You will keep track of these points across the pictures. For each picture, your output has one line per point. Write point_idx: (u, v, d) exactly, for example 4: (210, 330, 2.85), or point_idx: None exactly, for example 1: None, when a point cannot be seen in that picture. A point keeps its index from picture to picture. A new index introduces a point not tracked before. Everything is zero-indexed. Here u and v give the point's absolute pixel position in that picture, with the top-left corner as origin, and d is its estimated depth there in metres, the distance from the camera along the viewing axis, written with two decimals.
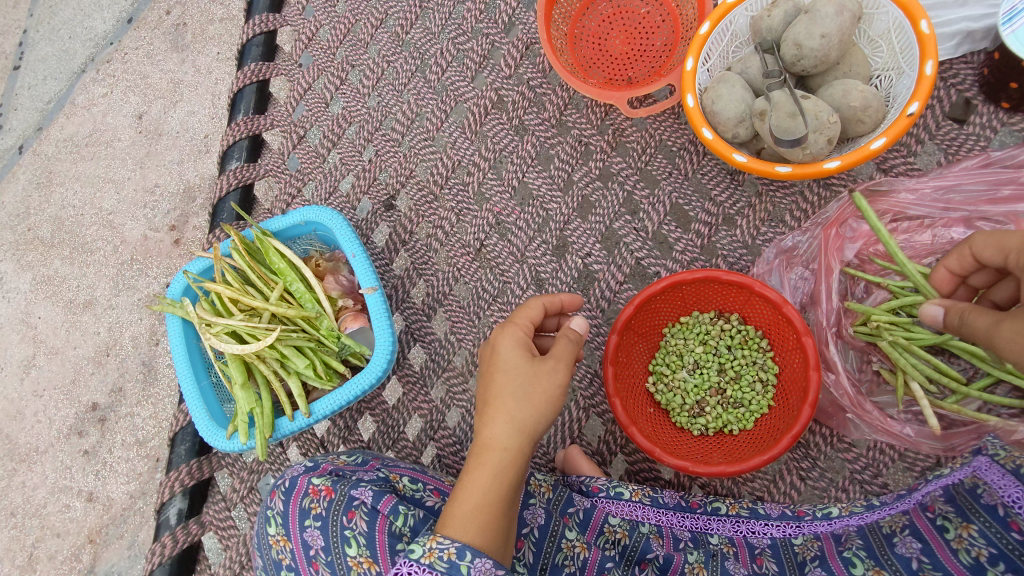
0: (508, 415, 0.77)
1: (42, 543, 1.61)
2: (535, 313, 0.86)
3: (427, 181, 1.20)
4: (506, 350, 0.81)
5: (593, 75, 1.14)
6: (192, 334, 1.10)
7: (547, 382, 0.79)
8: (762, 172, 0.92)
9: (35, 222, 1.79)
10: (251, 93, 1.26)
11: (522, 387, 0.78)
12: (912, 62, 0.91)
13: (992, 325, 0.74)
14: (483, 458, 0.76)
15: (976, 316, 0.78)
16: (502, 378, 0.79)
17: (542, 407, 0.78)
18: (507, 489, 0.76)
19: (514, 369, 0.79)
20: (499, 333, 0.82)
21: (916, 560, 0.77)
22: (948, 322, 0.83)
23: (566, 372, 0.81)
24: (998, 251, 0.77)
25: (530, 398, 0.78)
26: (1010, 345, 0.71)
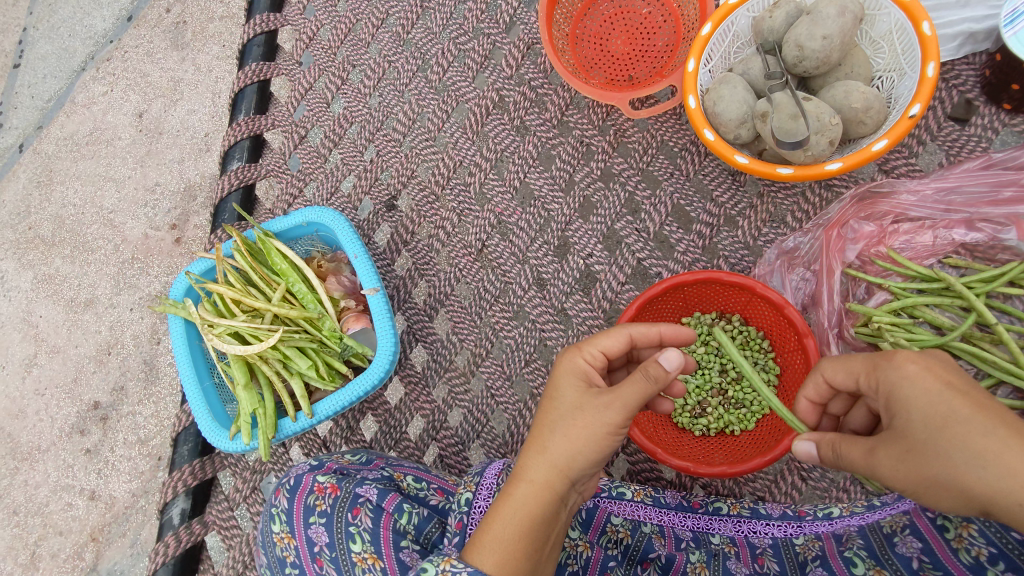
0: (541, 447, 0.72)
1: (44, 541, 1.62)
2: (612, 339, 0.77)
3: (429, 181, 1.20)
4: (562, 379, 0.76)
5: (594, 75, 1.14)
6: (194, 334, 1.10)
7: (590, 418, 0.71)
8: (764, 173, 0.92)
9: (36, 221, 1.79)
10: (252, 94, 1.26)
11: (561, 421, 0.73)
12: (914, 64, 0.91)
13: (865, 456, 0.68)
14: (511, 487, 0.72)
15: (850, 448, 0.70)
16: (549, 407, 0.75)
17: (581, 445, 0.71)
18: (534, 530, 0.70)
19: (560, 400, 0.74)
20: (560, 357, 0.77)
21: (917, 559, 0.78)
22: (826, 457, 0.74)
23: (621, 413, 0.71)
24: (847, 377, 0.73)
25: (568, 432, 0.71)
26: (888, 474, 0.66)
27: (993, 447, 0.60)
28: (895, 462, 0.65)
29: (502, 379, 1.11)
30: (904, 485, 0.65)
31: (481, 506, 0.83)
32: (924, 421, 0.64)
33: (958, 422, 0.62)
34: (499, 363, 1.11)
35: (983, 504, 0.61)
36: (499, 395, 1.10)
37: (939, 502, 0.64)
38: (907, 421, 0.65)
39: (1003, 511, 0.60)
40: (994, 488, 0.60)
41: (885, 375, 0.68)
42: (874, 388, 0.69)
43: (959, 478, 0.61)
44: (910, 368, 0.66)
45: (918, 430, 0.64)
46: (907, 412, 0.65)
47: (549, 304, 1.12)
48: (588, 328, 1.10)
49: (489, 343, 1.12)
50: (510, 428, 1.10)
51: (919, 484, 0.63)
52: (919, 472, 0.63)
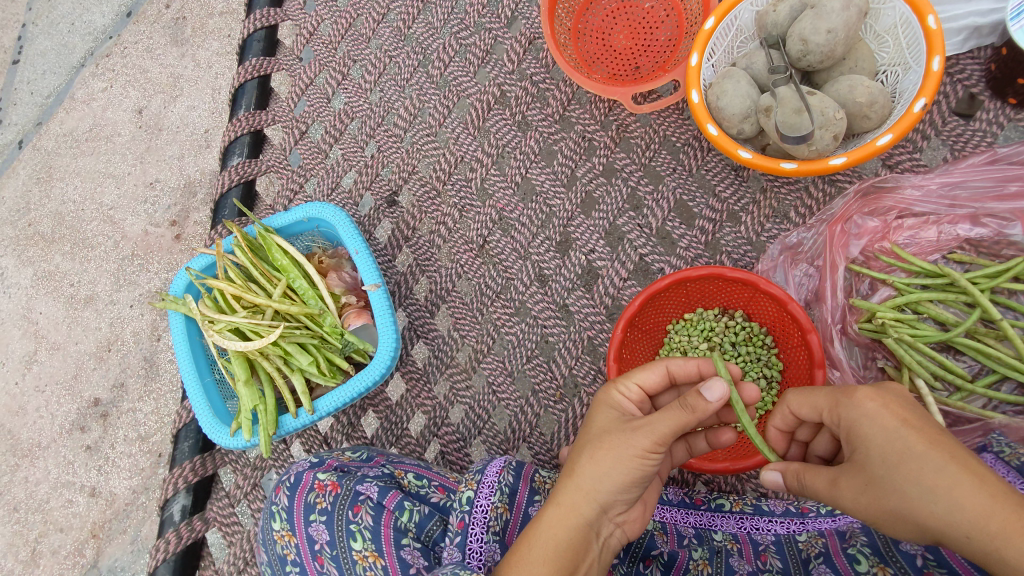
0: (569, 472, 0.71)
1: (45, 537, 1.62)
2: (649, 371, 0.76)
3: (429, 177, 1.19)
4: (597, 412, 0.76)
5: (596, 70, 1.14)
6: (195, 330, 1.10)
7: (615, 440, 0.69)
8: (768, 168, 0.91)
9: (36, 217, 1.79)
10: (252, 89, 1.25)
11: (589, 446, 0.71)
12: (919, 58, 0.90)
13: (828, 488, 0.68)
14: (540, 513, 0.70)
15: (814, 480, 0.70)
16: (582, 436, 0.74)
17: (608, 468, 0.68)
18: (561, 555, 0.66)
19: (592, 429, 0.74)
20: (596, 393, 0.78)
21: (921, 556, 0.75)
22: (791, 486, 0.73)
23: (648, 435, 0.67)
24: (812, 411, 0.72)
25: (592, 455, 0.70)
26: (851, 506, 0.65)
27: (945, 482, 0.58)
28: (857, 495, 0.65)
29: (503, 375, 1.10)
30: (865, 515, 0.64)
31: (483, 505, 0.81)
32: (879, 455, 0.63)
33: (911, 456, 0.61)
34: (500, 360, 1.11)
35: (938, 536, 0.59)
36: (500, 392, 1.10)
37: (901, 534, 0.63)
38: (864, 455, 0.64)
39: (956, 543, 0.58)
40: (948, 521, 0.58)
41: (846, 412, 0.66)
42: (836, 422, 0.69)
43: (915, 513, 0.60)
44: (868, 403, 0.65)
45: (876, 466, 0.63)
46: (865, 446, 0.64)
47: (550, 300, 1.11)
48: (590, 324, 1.10)
49: (490, 339, 1.12)
50: (511, 424, 1.09)
51: (879, 515, 0.63)
52: (877, 504, 0.63)
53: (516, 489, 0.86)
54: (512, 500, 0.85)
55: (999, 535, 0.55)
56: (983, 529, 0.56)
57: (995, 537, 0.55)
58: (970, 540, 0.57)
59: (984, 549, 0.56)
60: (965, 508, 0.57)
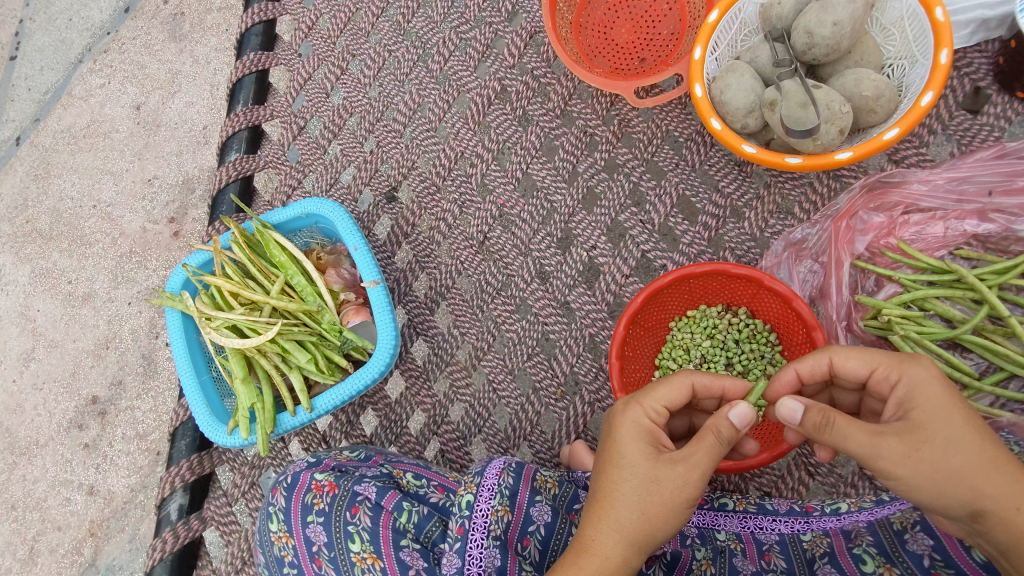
0: (615, 522, 0.67)
1: (43, 536, 1.61)
2: (675, 393, 0.72)
3: (429, 172, 1.18)
4: (627, 445, 0.69)
5: (598, 64, 1.12)
6: (192, 327, 1.09)
7: (668, 493, 0.66)
8: (772, 163, 0.90)
9: (34, 214, 1.78)
10: (250, 83, 1.24)
11: (636, 496, 0.67)
12: (927, 51, 0.89)
13: (871, 440, 0.65)
14: (580, 559, 0.68)
15: (850, 426, 0.66)
16: (616, 473, 0.69)
17: (660, 522, 0.67)
18: None
19: (629, 467, 0.69)
20: (619, 417, 0.71)
21: (928, 557, 0.77)
22: (810, 421, 0.69)
23: (701, 485, 0.67)
24: (865, 363, 0.72)
25: (643, 509, 0.67)
26: (899, 462, 0.64)
27: (1003, 459, 0.64)
28: (911, 451, 0.64)
29: (504, 373, 1.09)
30: (912, 474, 0.64)
31: (483, 509, 0.80)
32: (944, 419, 0.65)
33: (981, 430, 0.65)
34: (501, 357, 1.10)
35: (975, 506, 0.64)
36: (501, 389, 1.09)
37: (938, 498, 0.64)
38: (929, 417, 0.65)
39: (993, 514, 0.63)
40: (999, 494, 0.63)
41: (913, 374, 0.68)
42: (892, 381, 0.70)
43: (974, 476, 0.63)
44: (938, 371, 0.68)
45: (940, 427, 0.65)
46: (931, 408, 0.65)
47: (552, 297, 1.10)
48: (591, 321, 1.08)
49: (491, 337, 1.11)
50: (512, 422, 1.08)
51: (933, 475, 0.64)
52: (933, 465, 0.64)
53: (517, 489, 0.84)
54: (513, 502, 0.83)
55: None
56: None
57: None
58: (1019, 511, 0.63)
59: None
60: (1017, 484, 0.63)
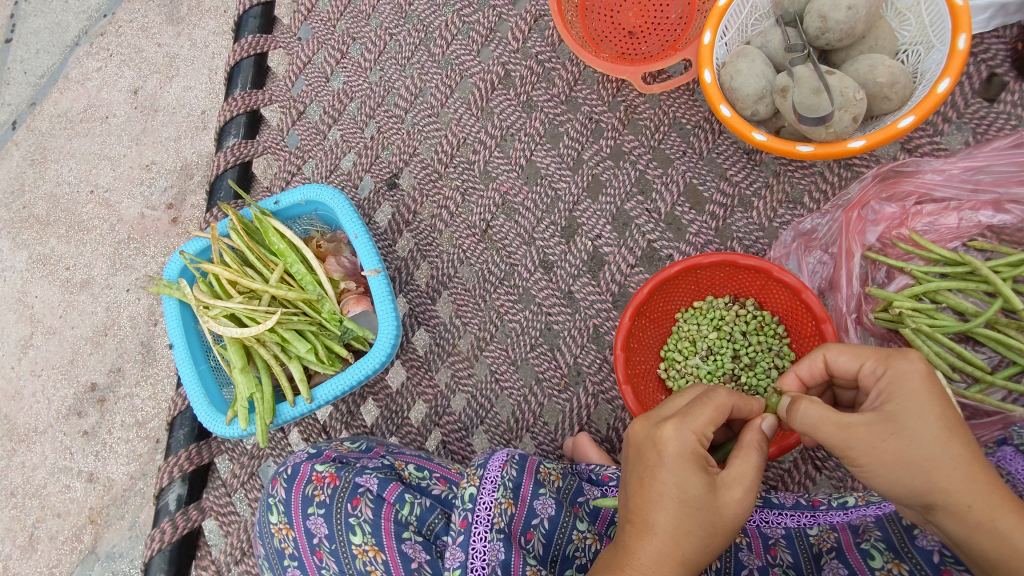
0: (679, 555, 0.64)
1: (42, 523, 1.59)
2: (721, 415, 0.69)
3: (431, 159, 1.16)
4: (687, 473, 0.66)
5: (604, 49, 1.09)
6: (190, 316, 1.07)
7: (729, 519, 0.65)
8: (783, 152, 0.88)
9: (31, 199, 1.75)
10: (248, 67, 1.21)
11: (703, 527, 0.65)
12: (943, 36, 0.86)
13: (840, 431, 0.65)
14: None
15: (819, 419, 0.67)
16: (677, 503, 0.65)
17: (720, 547, 0.66)
18: None
19: (689, 497, 0.65)
20: (673, 444, 0.66)
21: (938, 552, 0.73)
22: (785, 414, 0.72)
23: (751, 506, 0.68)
24: (854, 359, 0.71)
25: (709, 539, 0.65)
26: (861, 451, 0.65)
27: (971, 457, 0.62)
28: (876, 441, 0.64)
29: (506, 364, 1.07)
30: (873, 463, 0.64)
31: (486, 502, 0.79)
32: (914, 412, 0.64)
33: (952, 427, 0.63)
34: (504, 348, 1.08)
35: (931, 498, 0.63)
36: (503, 381, 1.07)
37: (895, 488, 0.64)
38: (901, 409, 0.64)
39: (948, 508, 0.62)
40: (957, 490, 0.62)
41: (897, 368, 0.66)
42: (877, 376, 0.69)
43: (932, 469, 0.62)
44: (923, 367, 0.66)
45: (909, 420, 0.64)
46: (904, 402, 0.64)
47: (556, 287, 1.08)
48: (596, 311, 1.07)
49: (494, 327, 1.09)
50: (515, 414, 1.06)
51: (892, 464, 0.64)
52: (896, 456, 0.63)
53: (520, 482, 0.83)
54: (517, 494, 0.82)
55: (1001, 510, 0.61)
56: (988, 502, 0.61)
57: (996, 509, 0.61)
58: (972, 509, 0.61)
59: (979, 518, 0.61)
60: (978, 481, 0.62)
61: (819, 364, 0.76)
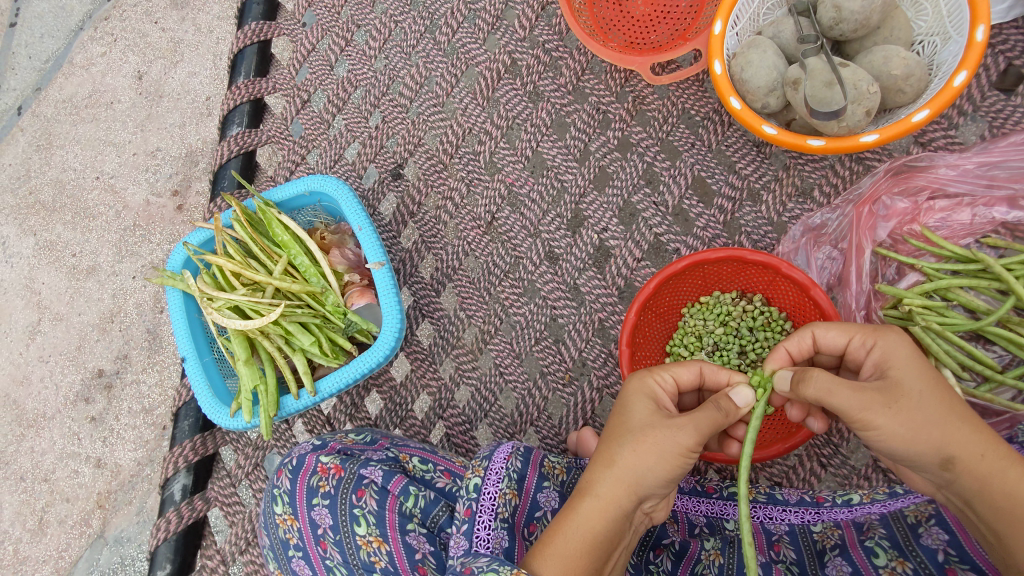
0: (609, 459, 0.68)
1: (51, 507, 1.61)
2: (683, 368, 0.76)
3: (436, 149, 1.15)
4: (633, 398, 0.72)
5: (613, 38, 1.07)
6: (193, 307, 1.07)
7: (660, 436, 0.66)
8: (793, 145, 0.86)
9: (36, 185, 1.75)
10: (252, 54, 1.20)
11: (632, 435, 0.68)
12: (961, 27, 0.84)
13: (857, 397, 0.63)
14: (576, 500, 0.67)
15: (836, 385, 0.64)
16: (619, 423, 0.70)
17: (652, 461, 0.66)
18: (600, 550, 0.65)
19: (631, 416, 0.70)
20: (628, 378, 0.74)
21: (943, 551, 0.73)
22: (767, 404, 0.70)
23: (693, 431, 0.66)
24: (842, 333, 0.72)
25: (636, 448, 0.67)
26: (881, 416, 0.63)
27: (971, 413, 0.64)
28: (891, 402, 0.63)
29: (511, 357, 1.07)
30: (892, 424, 0.62)
31: (490, 492, 0.78)
32: (917, 374, 0.64)
33: (950, 386, 0.64)
34: (508, 341, 1.07)
35: (947, 453, 0.62)
36: (507, 374, 1.07)
37: (912, 448, 0.63)
38: (904, 373, 0.64)
39: (963, 462, 0.62)
40: (969, 443, 0.62)
41: (887, 339, 0.68)
42: (868, 349, 0.69)
43: (945, 424, 0.62)
44: (909, 339, 0.68)
45: (913, 381, 0.64)
46: (903, 366, 0.65)
47: (561, 281, 1.07)
48: (601, 305, 1.06)
49: (498, 320, 1.08)
50: (518, 408, 1.06)
51: (909, 424, 0.62)
52: (912, 419, 0.62)
53: (525, 474, 0.82)
54: (521, 486, 0.82)
55: (1007, 459, 0.62)
56: (996, 452, 0.62)
57: (1004, 457, 0.62)
58: (985, 459, 0.62)
59: (990, 467, 0.62)
60: (984, 434, 0.62)
61: (806, 339, 0.75)
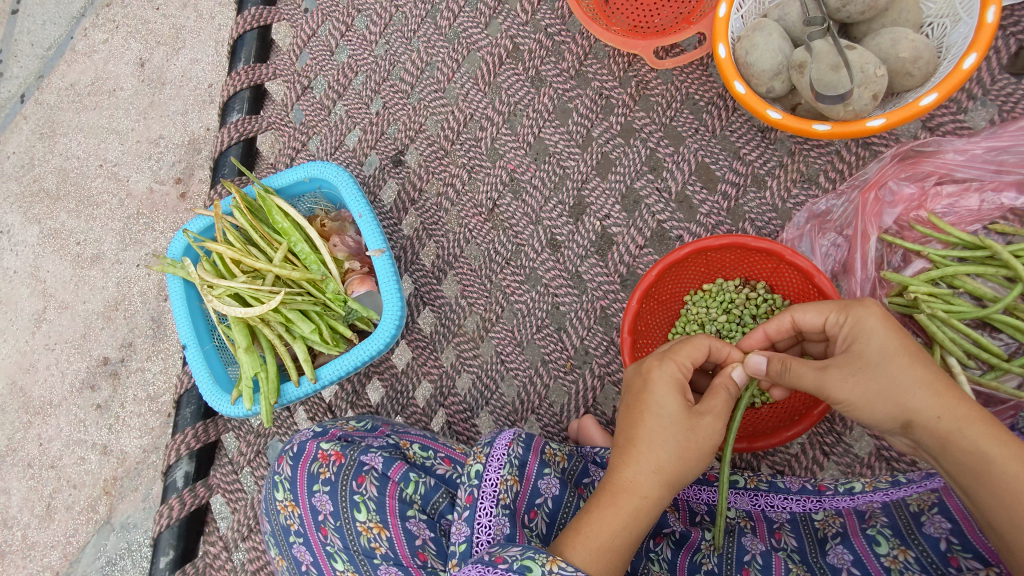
0: (655, 462, 0.70)
1: (59, 494, 1.62)
2: (700, 352, 0.76)
3: (437, 135, 1.14)
4: (662, 391, 0.72)
5: (616, 22, 1.06)
6: (194, 295, 1.07)
7: (699, 438, 0.71)
8: (799, 130, 0.84)
9: (40, 173, 1.75)
10: (252, 40, 1.19)
11: (675, 436, 0.70)
12: (971, 8, 0.82)
13: (816, 374, 0.72)
14: (619, 500, 0.69)
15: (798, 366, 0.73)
16: (653, 422, 0.71)
17: (691, 464, 0.71)
18: (636, 541, 0.69)
19: (666, 414, 0.71)
20: (654, 370, 0.73)
21: (944, 540, 0.74)
22: (773, 372, 0.76)
23: (720, 432, 0.73)
24: (818, 316, 0.74)
25: (681, 451, 0.70)
26: (838, 389, 0.70)
27: (933, 377, 0.67)
28: (847, 377, 0.70)
29: (512, 345, 1.06)
30: (850, 395, 0.70)
31: (491, 479, 0.77)
32: (879, 345, 0.68)
33: (913, 353, 0.68)
34: (510, 329, 1.07)
35: (906, 417, 0.67)
36: (509, 362, 1.06)
37: (877, 417, 0.69)
38: (868, 347, 0.69)
39: (922, 424, 0.66)
40: (926, 406, 0.66)
41: (859, 318, 0.71)
42: (840, 326, 0.72)
43: (898, 392, 0.67)
44: (880, 312, 0.70)
45: (872, 353, 0.69)
46: (867, 339, 0.69)
47: (562, 268, 1.07)
48: (603, 293, 1.05)
49: (500, 308, 1.07)
50: (519, 395, 1.06)
51: (863, 395, 0.69)
52: (865, 389, 0.69)
53: (527, 461, 0.82)
54: (523, 473, 0.81)
55: (965, 418, 0.65)
56: (953, 413, 0.65)
57: (960, 418, 0.65)
58: (940, 420, 0.65)
59: (947, 427, 0.65)
60: (945, 396, 0.66)
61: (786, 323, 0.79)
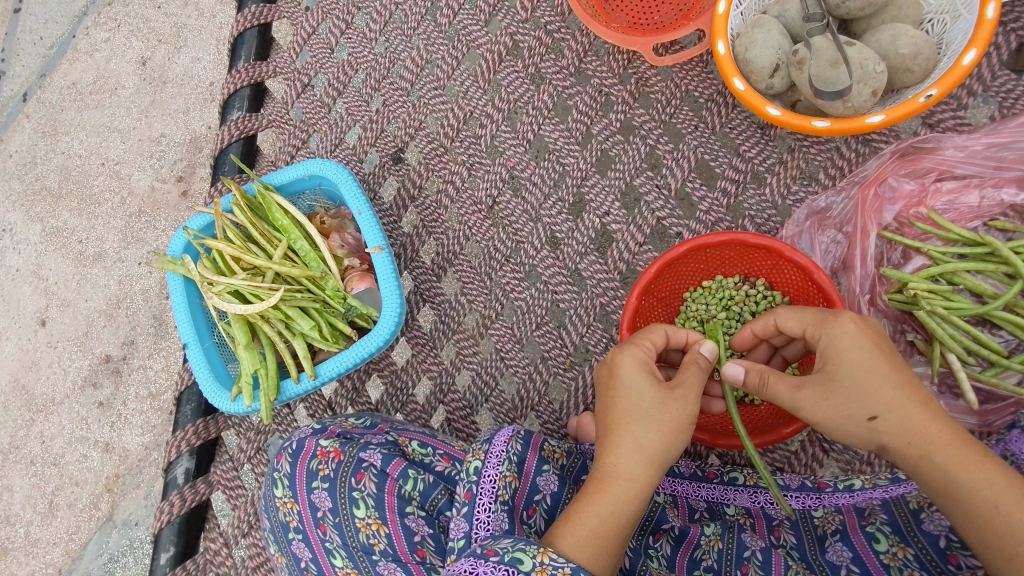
0: (635, 441, 0.70)
1: (61, 491, 1.62)
2: (659, 338, 0.77)
3: (437, 133, 1.13)
4: (630, 373, 0.73)
5: (616, 18, 1.06)
6: (194, 293, 1.07)
7: (676, 411, 0.71)
8: (798, 126, 0.85)
9: (42, 172, 1.75)
10: (252, 38, 1.18)
11: (652, 413, 0.71)
12: (971, 5, 0.82)
13: (790, 393, 0.72)
14: (606, 485, 0.69)
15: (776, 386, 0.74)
16: (626, 405, 0.72)
17: (671, 438, 0.70)
18: (629, 524, 0.69)
19: (637, 394, 0.72)
20: (618, 356, 0.74)
21: (944, 537, 0.73)
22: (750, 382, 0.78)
23: (695, 403, 0.73)
24: (797, 324, 0.75)
25: (658, 426, 0.70)
26: (811, 411, 0.71)
27: (904, 398, 0.66)
28: (819, 401, 0.70)
29: (512, 342, 1.06)
30: (821, 418, 0.70)
31: (490, 475, 0.77)
32: (850, 367, 0.68)
33: (887, 372, 0.67)
34: (509, 326, 1.07)
35: (876, 441, 0.68)
36: (508, 359, 1.06)
37: (850, 439, 0.70)
38: (840, 367, 0.69)
39: (892, 448, 0.67)
40: (895, 431, 0.66)
41: (830, 332, 0.71)
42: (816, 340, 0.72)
43: (868, 418, 0.67)
44: (854, 327, 0.70)
45: (843, 376, 0.69)
46: (839, 359, 0.69)
47: (562, 265, 1.07)
48: (603, 290, 1.05)
49: (499, 305, 1.07)
50: (519, 392, 1.06)
51: (834, 419, 0.69)
52: (837, 411, 0.69)
53: (526, 457, 0.82)
54: (521, 469, 0.81)
55: (934, 442, 0.65)
56: (923, 438, 0.66)
57: (928, 444, 0.65)
58: (909, 445, 0.66)
59: (916, 452, 0.66)
60: (916, 418, 0.66)
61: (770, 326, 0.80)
